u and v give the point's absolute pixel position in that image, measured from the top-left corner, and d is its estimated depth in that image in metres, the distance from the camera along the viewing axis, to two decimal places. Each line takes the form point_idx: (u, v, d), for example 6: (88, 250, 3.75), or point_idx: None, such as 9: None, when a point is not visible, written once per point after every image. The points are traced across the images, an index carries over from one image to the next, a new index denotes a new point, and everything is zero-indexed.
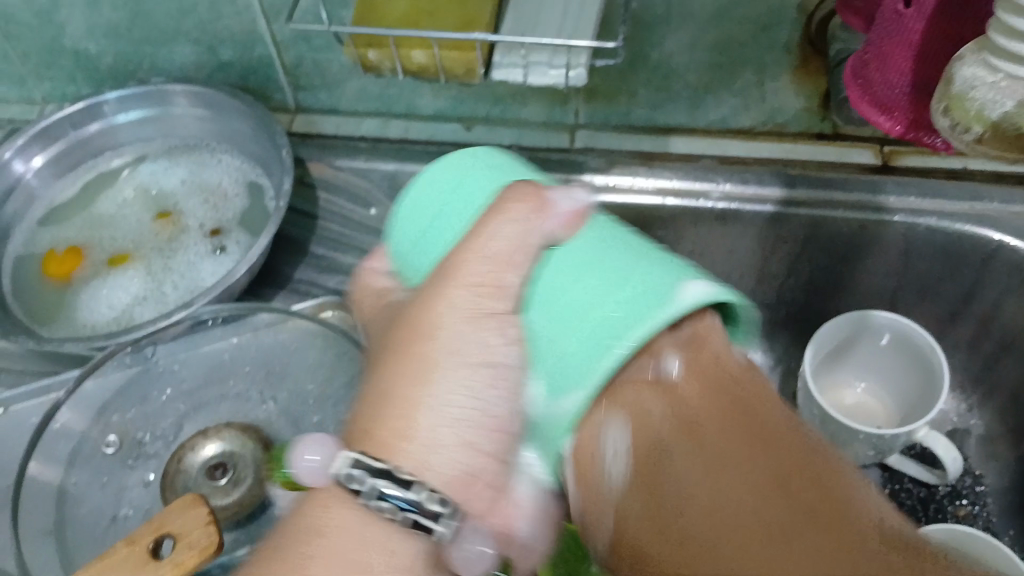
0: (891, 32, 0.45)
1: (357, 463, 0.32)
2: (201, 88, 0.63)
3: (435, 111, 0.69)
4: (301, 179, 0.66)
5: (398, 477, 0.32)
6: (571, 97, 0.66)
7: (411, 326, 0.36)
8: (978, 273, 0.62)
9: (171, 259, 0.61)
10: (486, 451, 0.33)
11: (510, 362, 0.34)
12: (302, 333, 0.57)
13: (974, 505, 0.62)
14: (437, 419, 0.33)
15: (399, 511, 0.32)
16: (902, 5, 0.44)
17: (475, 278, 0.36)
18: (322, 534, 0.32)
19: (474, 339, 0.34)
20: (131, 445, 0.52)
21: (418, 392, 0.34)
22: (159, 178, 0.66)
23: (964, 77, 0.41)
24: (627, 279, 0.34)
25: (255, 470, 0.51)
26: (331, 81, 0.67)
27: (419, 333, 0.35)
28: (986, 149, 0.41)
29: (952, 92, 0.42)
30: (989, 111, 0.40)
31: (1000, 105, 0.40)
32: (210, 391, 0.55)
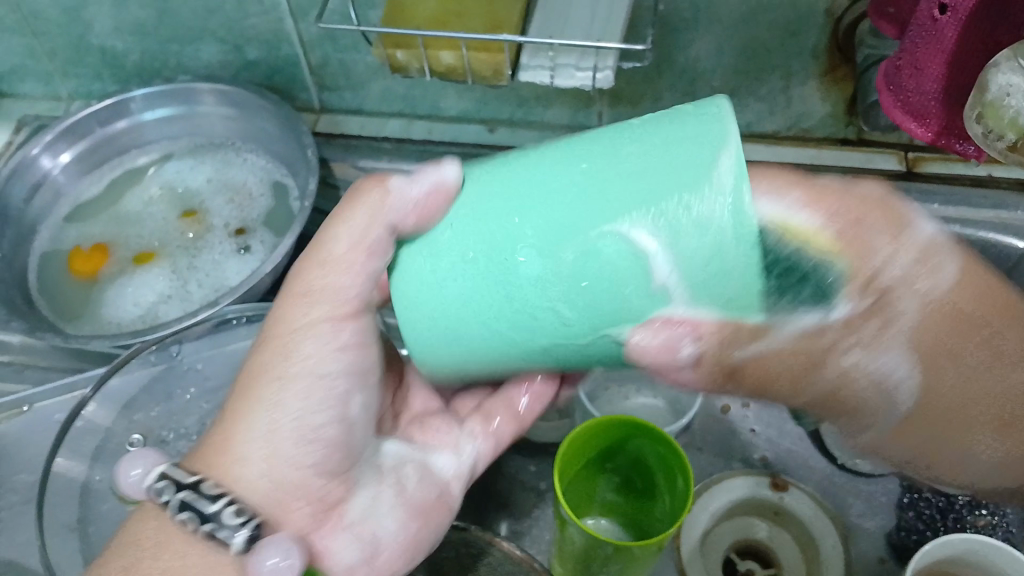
0: (923, 40, 0.44)
1: (166, 474, 0.39)
2: (227, 87, 0.63)
3: (459, 112, 0.69)
4: (325, 181, 0.67)
5: (205, 492, 0.38)
6: (595, 100, 0.65)
7: (265, 401, 0.39)
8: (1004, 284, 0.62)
9: (195, 258, 0.61)
10: (312, 475, 0.40)
11: (328, 379, 0.40)
12: None
13: (994, 516, 0.60)
14: (289, 450, 0.39)
15: (200, 520, 0.37)
16: (938, 12, 0.43)
17: (342, 304, 0.40)
18: (140, 543, 0.38)
19: (296, 357, 0.40)
20: (155, 443, 0.53)
21: (263, 401, 0.39)
22: (184, 176, 0.66)
23: (999, 85, 0.40)
24: (558, 188, 0.33)
25: None
26: (356, 81, 0.67)
27: (277, 352, 0.40)
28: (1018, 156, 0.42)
29: (986, 99, 0.41)
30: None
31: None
32: (234, 389, 0.55)
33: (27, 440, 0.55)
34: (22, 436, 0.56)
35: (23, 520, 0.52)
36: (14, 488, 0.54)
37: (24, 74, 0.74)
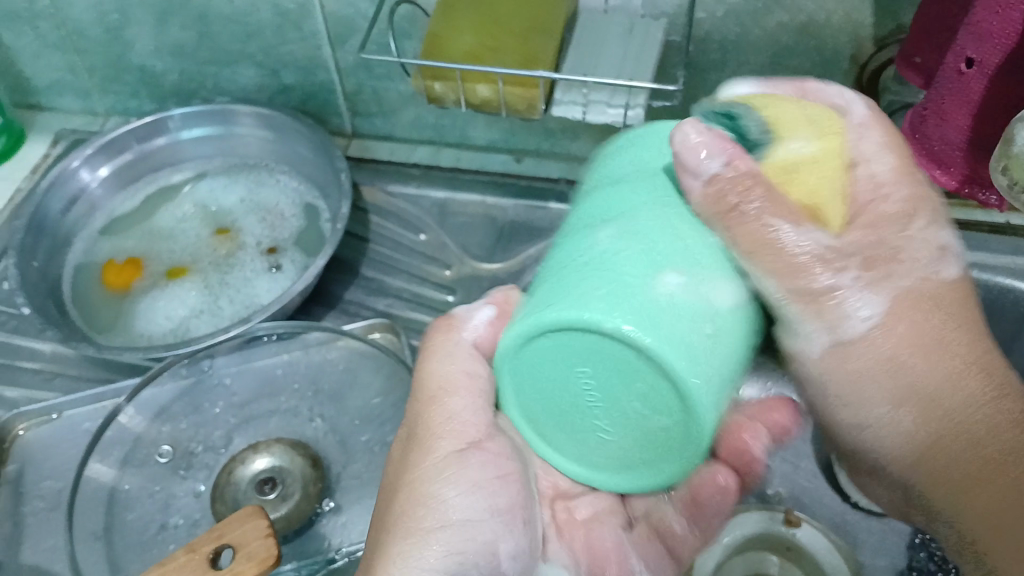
0: (948, 91, 0.45)
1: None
2: (267, 111, 0.66)
3: (487, 142, 0.70)
4: (354, 204, 0.69)
5: None
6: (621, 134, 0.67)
7: (397, 512, 0.40)
8: (1018, 329, 0.62)
9: (227, 275, 0.62)
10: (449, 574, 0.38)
11: (482, 481, 0.39)
12: (351, 353, 0.58)
13: None
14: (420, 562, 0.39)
15: None
16: (963, 65, 0.44)
17: (452, 398, 0.41)
18: None
19: (452, 473, 0.40)
20: (183, 455, 0.54)
21: (413, 519, 0.40)
22: (217, 195, 0.68)
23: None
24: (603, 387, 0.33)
25: (303, 486, 0.51)
26: (388, 108, 0.69)
27: (414, 452, 0.41)
28: None
29: (1010, 152, 0.42)
30: None
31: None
32: (261, 405, 0.56)
33: (54, 449, 0.56)
34: (50, 443, 0.57)
35: (48, 525, 0.53)
36: (41, 494, 0.55)
37: (63, 90, 0.76)
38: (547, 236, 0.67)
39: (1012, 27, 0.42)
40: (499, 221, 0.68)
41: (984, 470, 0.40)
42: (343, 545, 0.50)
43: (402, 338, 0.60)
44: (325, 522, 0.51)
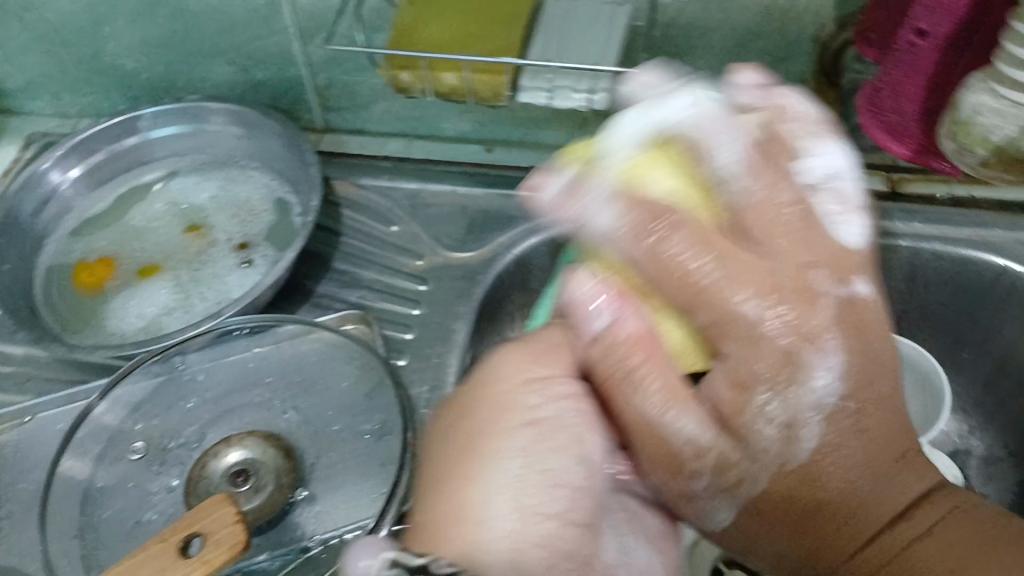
0: (900, 62, 0.46)
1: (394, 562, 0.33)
2: (236, 108, 0.66)
3: (457, 133, 0.71)
4: (327, 198, 0.69)
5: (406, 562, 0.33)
6: (591, 122, 0.67)
7: (454, 478, 0.39)
8: (986, 299, 0.63)
9: (199, 272, 0.62)
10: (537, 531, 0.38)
11: (551, 452, 0.40)
12: (324, 345, 0.58)
13: None
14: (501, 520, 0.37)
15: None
16: (915, 36, 0.44)
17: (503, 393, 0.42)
18: None
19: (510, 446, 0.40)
20: (157, 450, 0.54)
21: (479, 486, 0.38)
22: (188, 192, 0.68)
23: (971, 105, 0.43)
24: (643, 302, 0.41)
25: (276, 477, 0.52)
26: (360, 102, 0.69)
27: (472, 444, 0.40)
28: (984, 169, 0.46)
29: (958, 118, 0.44)
30: (991, 135, 0.44)
31: (1002, 129, 0.44)
32: (235, 399, 0.56)
33: (30, 448, 0.56)
34: (25, 443, 0.57)
35: (25, 524, 0.53)
36: (16, 494, 0.55)
37: (36, 92, 0.76)
38: (519, 224, 0.67)
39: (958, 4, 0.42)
40: (470, 211, 0.68)
41: (830, 516, 0.42)
42: (318, 532, 0.50)
43: (375, 329, 0.60)
44: (300, 512, 0.51)
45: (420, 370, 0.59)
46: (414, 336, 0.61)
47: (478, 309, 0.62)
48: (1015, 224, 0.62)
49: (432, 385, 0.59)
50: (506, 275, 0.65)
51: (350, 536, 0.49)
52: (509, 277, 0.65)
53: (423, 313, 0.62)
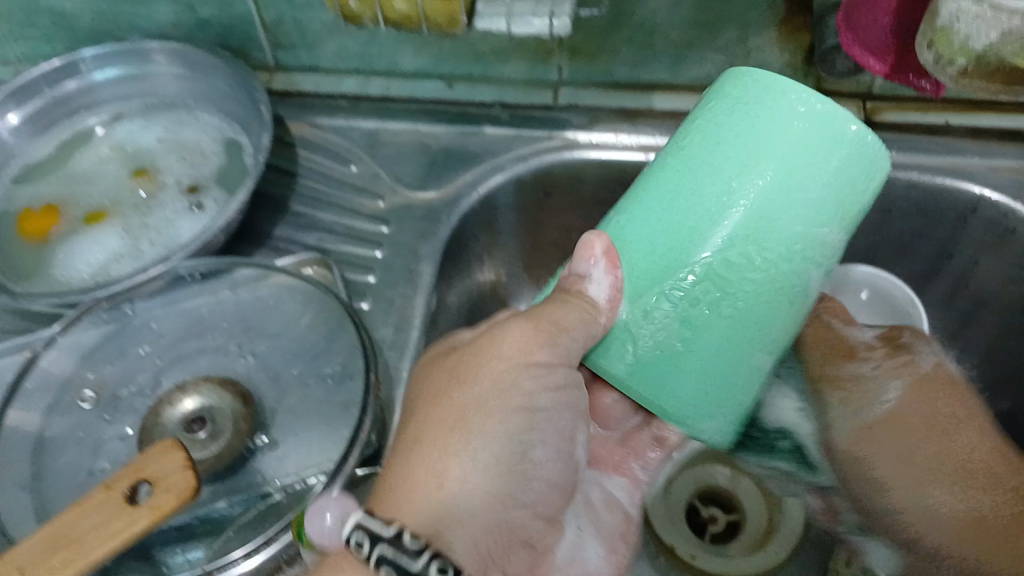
0: None
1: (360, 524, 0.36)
2: (179, 45, 0.62)
3: (416, 69, 0.68)
4: (282, 139, 0.66)
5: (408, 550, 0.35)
6: (555, 53, 0.64)
7: (430, 444, 0.41)
8: (958, 228, 0.63)
9: (148, 216, 0.60)
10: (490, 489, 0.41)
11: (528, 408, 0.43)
12: (281, 288, 0.56)
13: None
14: (465, 472, 0.41)
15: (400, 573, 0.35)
16: None
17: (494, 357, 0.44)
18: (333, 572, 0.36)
19: (492, 410, 0.42)
20: (108, 399, 0.52)
21: (450, 446, 0.41)
22: (134, 136, 0.65)
23: (949, 12, 0.41)
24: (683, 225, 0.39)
25: (233, 423, 0.50)
26: (311, 39, 0.66)
27: (447, 431, 0.42)
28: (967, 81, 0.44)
29: (936, 26, 0.43)
30: (971, 42, 0.42)
31: (982, 37, 0.41)
32: (189, 344, 0.54)
33: None
34: None
35: None
36: None
37: None
38: (483, 161, 0.65)
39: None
40: (432, 149, 0.66)
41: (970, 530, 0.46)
42: (278, 477, 0.48)
43: (334, 272, 0.58)
44: (260, 458, 0.49)
45: (382, 311, 0.57)
46: (376, 278, 0.59)
47: (441, 248, 0.61)
48: (986, 152, 0.62)
49: (396, 326, 0.57)
50: (470, 213, 0.64)
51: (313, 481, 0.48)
52: (473, 215, 0.64)
53: (384, 254, 0.60)
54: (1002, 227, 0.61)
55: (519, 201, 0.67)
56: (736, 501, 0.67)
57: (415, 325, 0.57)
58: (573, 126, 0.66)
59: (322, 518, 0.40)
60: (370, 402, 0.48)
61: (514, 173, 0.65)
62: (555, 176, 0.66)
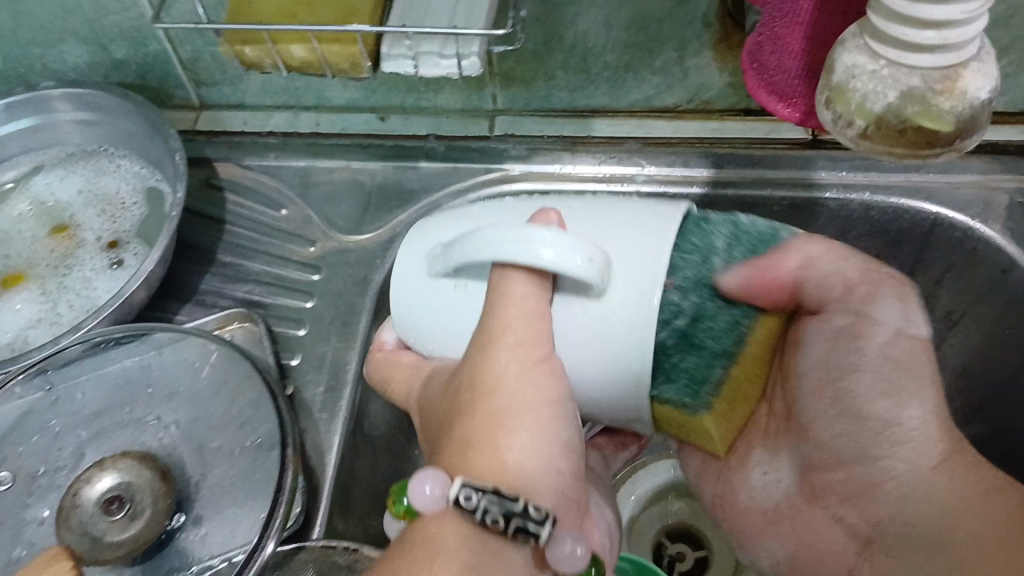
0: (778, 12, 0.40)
1: (470, 484, 0.36)
2: (79, 89, 0.59)
3: (347, 102, 0.65)
4: (208, 182, 0.64)
5: (502, 493, 0.36)
6: (486, 82, 0.62)
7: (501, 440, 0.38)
8: (921, 246, 0.61)
9: (65, 278, 0.56)
10: (565, 477, 0.40)
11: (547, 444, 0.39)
12: (204, 349, 0.54)
13: None
14: (517, 460, 0.38)
15: (511, 519, 0.36)
16: None
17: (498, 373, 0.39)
18: (430, 543, 0.36)
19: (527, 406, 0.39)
20: (26, 479, 0.50)
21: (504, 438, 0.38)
22: (53, 188, 0.61)
23: (845, 66, 0.36)
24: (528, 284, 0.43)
25: (154, 503, 0.48)
26: (233, 75, 0.63)
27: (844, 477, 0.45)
28: (872, 144, 0.38)
29: (833, 83, 0.37)
30: (870, 103, 0.37)
31: (881, 97, 0.36)
32: (111, 417, 0.53)
33: None
34: None
35: None
36: None
37: None
38: (419, 199, 0.63)
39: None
40: (366, 187, 0.64)
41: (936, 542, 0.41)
42: (200, 558, 0.47)
43: (259, 327, 0.56)
44: (183, 535, 0.48)
45: (313, 369, 0.55)
46: (307, 331, 0.56)
47: (376, 294, 0.58)
48: (945, 168, 0.60)
49: (328, 385, 0.54)
50: None
51: (238, 559, 0.46)
52: None
53: (316, 305, 0.58)
54: (964, 246, 0.60)
55: None
56: (705, 540, 0.65)
57: (348, 379, 0.54)
58: (512, 156, 0.64)
59: (427, 486, 0.36)
60: (286, 482, 0.46)
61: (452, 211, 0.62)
62: None
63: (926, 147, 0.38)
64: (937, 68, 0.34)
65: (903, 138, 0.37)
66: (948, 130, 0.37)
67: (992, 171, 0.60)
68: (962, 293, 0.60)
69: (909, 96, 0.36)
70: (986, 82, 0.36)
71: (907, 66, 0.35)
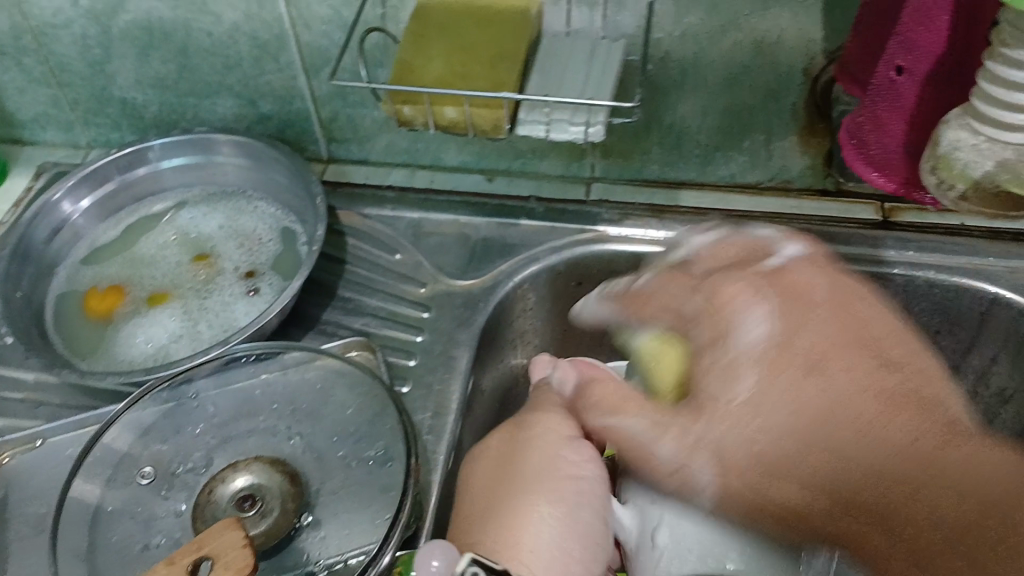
0: (883, 97, 0.48)
1: None
2: (244, 139, 0.67)
3: (459, 163, 0.73)
4: (331, 227, 0.71)
5: None
6: (587, 153, 0.70)
7: None
8: (978, 324, 0.66)
9: (206, 300, 0.63)
10: None
11: None
12: (328, 371, 0.60)
13: None
14: None
15: None
16: (895, 73, 0.47)
17: None
18: None
19: None
20: (165, 475, 0.56)
21: None
22: (195, 221, 0.69)
23: (950, 140, 0.43)
24: None
25: (281, 503, 0.52)
26: (363, 134, 0.71)
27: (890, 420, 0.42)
28: (968, 205, 0.45)
29: (939, 152, 0.44)
30: (972, 170, 0.43)
31: (981, 165, 0.43)
32: (241, 424, 0.59)
33: (39, 474, 0.58)
34: (35, 468, 0.58)
35: (36, 549, 0.54)
36: (26, 519, 0.56)
37: (45, 123, 0.78)
38: (520, 252, 0.69)
39: (940, 25, 0.44)
40: (471, 240, 0.70)
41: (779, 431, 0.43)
42: (323, 557, 0.51)
43: (378, 356, 0.61)
44: (303, 537, 0.52)
45: (421, 397, 0.60)
46: (417, 362, 0.62)
47: (479, 334, 0.64)
48: (1005, 253, 0.65)
49: (434, 412, 0.59)
50: (505, 302, 0.67)
51: (354, 561, 0.50)
52: (508, 303, 0.67)
53: (425, 340, 0.63)
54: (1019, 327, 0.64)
55: (552, 291, 0.70)
56: None
57: (452, 409, 0.59)
58: (605, 220, 0.69)
59: None
60: (411, 484, 0.52)
61: (548, 264, 0.68)
62: (587, 266, 0.69)
63: (1014, 207, 0.45)
64: None
65: (999, 199, 0.44)
66: None
67: None
68: (1015, 369, 0.65)
69: (1004, 165, 0.43)
70: None
71: (1002, 141, 0.42)
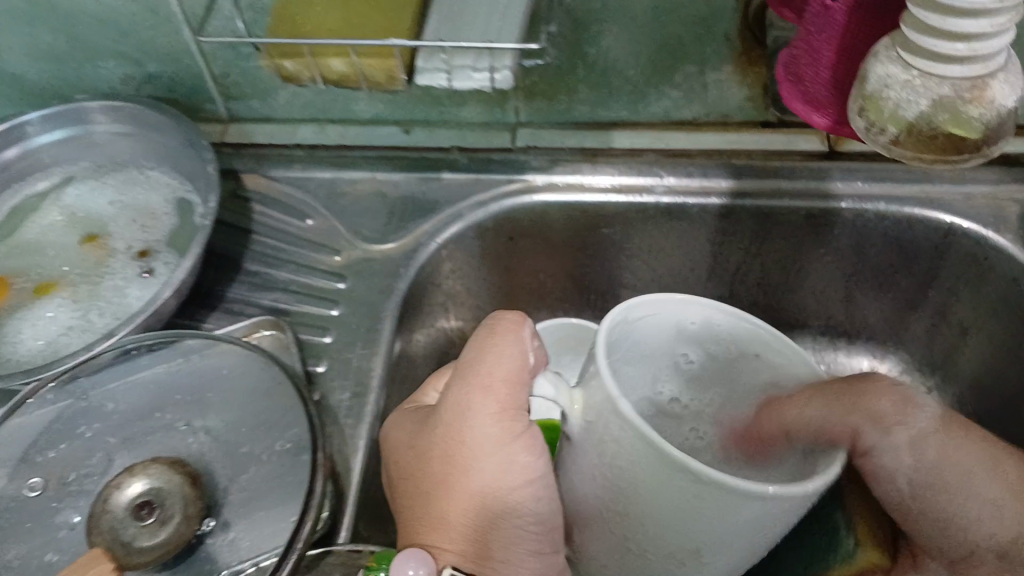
0: (815, 26, 0.44)
1: None
2: (121, 103, 0.62)
3: (372, 114, 0.67)
4: (235, 193, 0.65)
5: None
6: (509, 96, 0.64)
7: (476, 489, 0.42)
8: (933, 255, 0.61)
9: (98, 285, 0.58)
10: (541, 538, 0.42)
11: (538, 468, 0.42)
12: (234, 357, 0.55)
13: None
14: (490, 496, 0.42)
15: None
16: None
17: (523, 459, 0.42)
18: None
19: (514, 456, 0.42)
20: (57, 486, 0.51)
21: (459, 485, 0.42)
22: (84, 199, 0.63)
23: (878, 76, 0.39)
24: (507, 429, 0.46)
25: (184, 506, 0.48)
26: (262, 88, 0.65)
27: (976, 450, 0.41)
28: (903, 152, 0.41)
29: (867, 92, 0.40)
30: (903, 112, 0.39)
31: (915, 104, 0.38)
32: (140, 424, 0.54)
33: None
34: None
35: None
36: None
37: None
38: (443, 209, 0.63)
39: None
40: (390, 198, 0.64)
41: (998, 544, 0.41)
42: (229, 565, 0.47)
43: (287, 335, 0.56)
44: (211, 541, 0.48)
45: (338, 375, 0.55)
46: (333, 338, 0.57)
47: (400, 302, 0.59)
48: (960, 179, 0.61)
49: (354, 392, 0.55)
50: (430, 264, 0.62)
51: (265, 563, 0.46)
52: (433, 265, 0.62)
53: (341, 313, 0.58)
54: (978, 255, 0.60)
55: (482, 248, 0.65)
56: None
57: (373, 386, 0.55)
58: (533, 168, 0.64)
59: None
60: (318, 481, 0.47)
61: (473, 220, 0.63)
62: (517, 219, 0.64)
63: (956, 153, 0.40)
64: (966, 76, 0.37)
65: (936, 144, 0.40)
66: (977, 134, 0.39)
67: (1005, 183, 0.61)
68: (976, 300, 0.61)
69: (940, 104, 0.38)
70: (1010, 91, 0.38)
71: (937, 75, 0.37)
